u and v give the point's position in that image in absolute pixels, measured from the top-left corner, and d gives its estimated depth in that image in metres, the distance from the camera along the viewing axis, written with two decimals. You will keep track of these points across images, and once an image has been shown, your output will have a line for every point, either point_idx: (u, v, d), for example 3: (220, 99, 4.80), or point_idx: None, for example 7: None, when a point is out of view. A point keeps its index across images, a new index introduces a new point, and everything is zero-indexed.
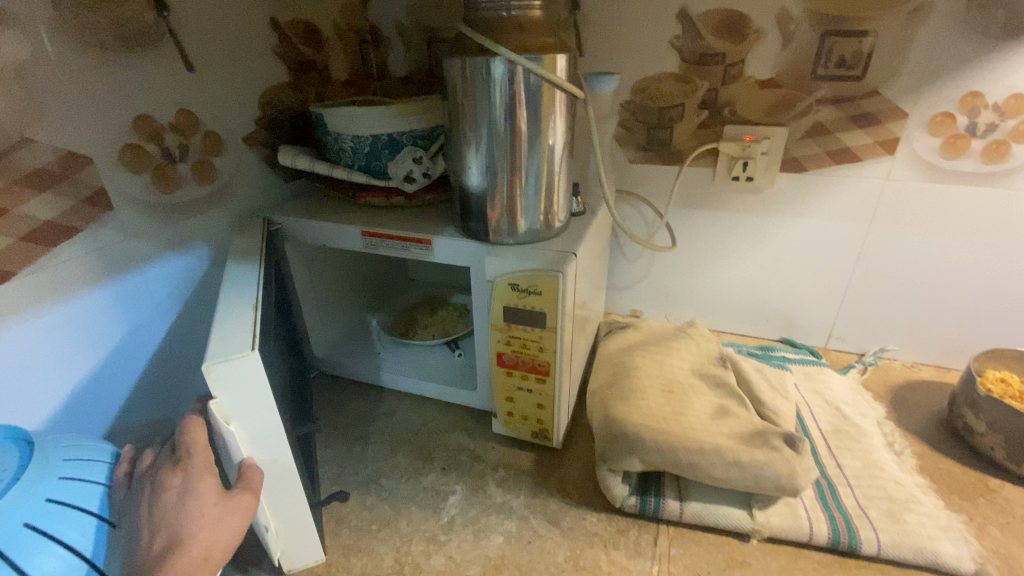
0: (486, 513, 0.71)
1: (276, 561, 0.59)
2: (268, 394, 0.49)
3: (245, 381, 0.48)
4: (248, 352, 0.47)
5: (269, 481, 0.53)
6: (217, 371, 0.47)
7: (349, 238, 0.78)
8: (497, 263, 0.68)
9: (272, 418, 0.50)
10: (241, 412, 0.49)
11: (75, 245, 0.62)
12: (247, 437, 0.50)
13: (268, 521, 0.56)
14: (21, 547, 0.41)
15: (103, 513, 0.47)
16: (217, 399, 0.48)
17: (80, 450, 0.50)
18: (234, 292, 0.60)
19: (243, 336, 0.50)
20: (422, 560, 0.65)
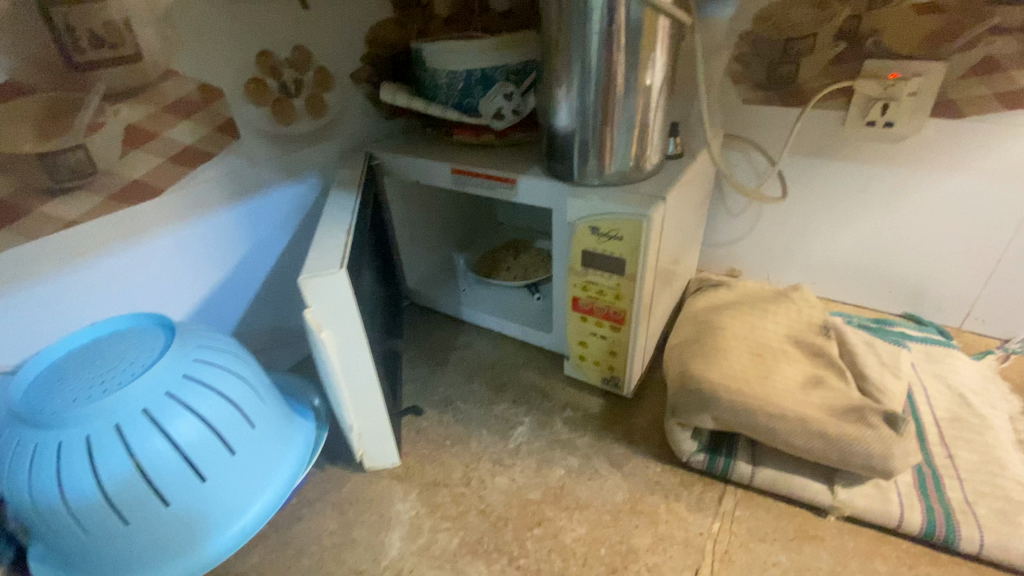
0: (552, 446, 0.73)
1: (359, 458, 0.68)
2: (354, 309, 0.54)
3: (336, 296, 0.53)
4: (336, 270, 0.52)
5: (352, 387, 0.60)
6: (311, 285, 0.52)
7: (440, 176, 0.81)
8: (579, 204, 0.67)
9: (356, 330, 0.56)
10: (332, 322, 0.55)
11: (210, 169, 0.71)
12: (335, 346, 0.56)
13: (353, 423, 0.63)
14: (162, 410, 0.50)
15: (219, 391, 0.54)
16: (309, 311, 0.53)
17: (212, 339, 0.59)
18: (328, 218, 0.65)
19: (335, 254, 0.55)
20: (487, 477, 0.69)
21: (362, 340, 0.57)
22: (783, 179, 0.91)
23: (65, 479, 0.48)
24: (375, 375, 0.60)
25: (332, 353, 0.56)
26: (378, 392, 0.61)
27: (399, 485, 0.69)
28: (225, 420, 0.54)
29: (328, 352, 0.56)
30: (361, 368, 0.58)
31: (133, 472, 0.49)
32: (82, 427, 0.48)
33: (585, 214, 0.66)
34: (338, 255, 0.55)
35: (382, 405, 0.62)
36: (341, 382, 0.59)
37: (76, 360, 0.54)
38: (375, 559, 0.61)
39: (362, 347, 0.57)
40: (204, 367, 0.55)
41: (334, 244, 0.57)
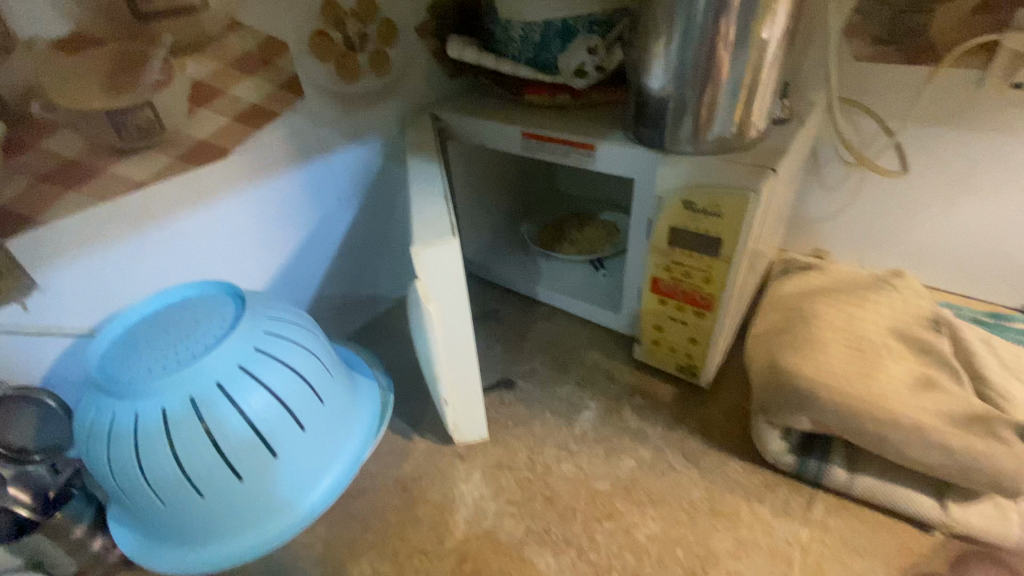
0: (621, 435, 0.69)
1: (449, 430, 0.67)
2: (461, 280, 0.54)
3: (445, 266, 0.53)
4: (450, 239, 0.52)
5: (451, 357, 0.60)
6: (424, 255, 0.52)
7: (510, 140, 0.74)
8: (671, 173, 0.60)
9: (461, 302, 0.56)
10: (438, 293, 0.55)
11: (276, 131, 0.68)
12: (440, 317, 0.56)
13: (447, 394, 0.63)
14: (235, 384, 0.50)
15: (289, 366, 0.53)
16: (420, 282, 0.54)
17: (282, 311, 0.58)
18: (419, 185, 0.63)
19: (441, 223, 0.55)
20: (553, 463, 0.66)
21: (466, 312, 0.56)
22: (899, 151, 0.80)
23: (142, 448, 0.48)
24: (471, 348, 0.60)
25: (435, 323, 0.56)
26: (472, 364, 0.61)
27: (462, 465, 0.67)
28: (295, 397, 0.53)
29: (433, 323, 0.56)
30: (461, 340, 0.59)
31: (206, 445, 0.49)
32: (159, 398, 0.48)
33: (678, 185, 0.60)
34: (449, 225, 0.54)
35: (477, 377, 0.62)
36: (441, 353, 0.59)
37: (148, 327, 0.53)
38: (439, 540, 0.60)
39: (464, 319, 0.57)
40: (274, 341, 0.53)
41: (439, 213, 0.56)
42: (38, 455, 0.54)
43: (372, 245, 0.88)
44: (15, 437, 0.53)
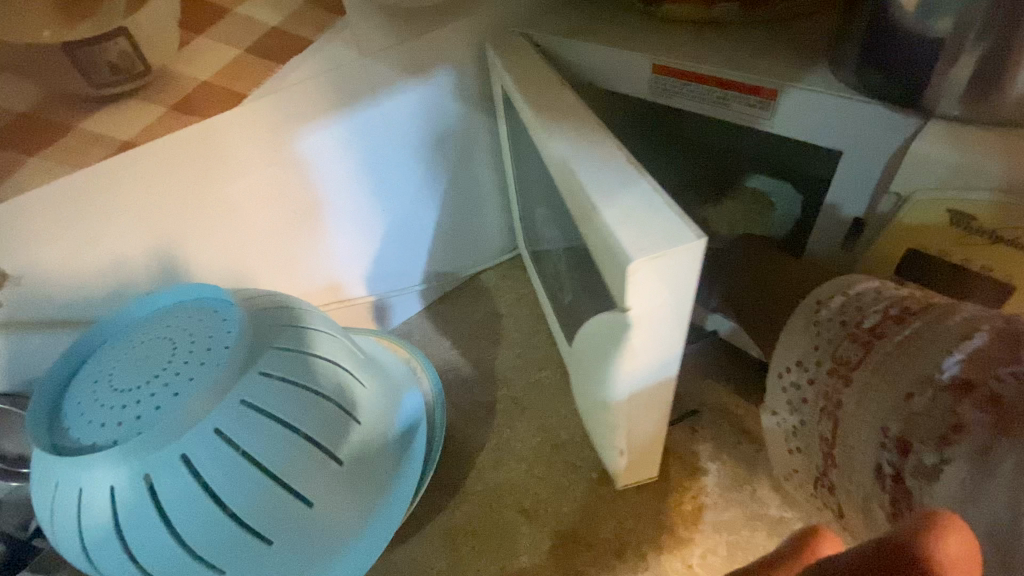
0: (750, 523, 0.49)
1: (614, 476, 0.50)
2: (687, 298, 0.35)
3: (672, 282, 0.33)
4: (693, 239, 0.31)
5: (645, 397, 0.42)
6: (645, 269, 0.32)
7: (632, 78, 0.47)
8: (947, 169, 0.35)
9: (679, 327, 0.37)
10: (652, 319, 0.35)
11: (305, 66, 0.49)
12: (643, 350, 0.37)
13: (620, 441, 0.46)
14: (206, 456, 0.35)
15: (290, 425, 0.38)
16: (629, 310, 0.34)
17: (295, 334, 0.41)
18: (569, 143, 0.39)
19: (653, 209, 0.33)
20: (650, 551, 0.49)
21: (680, 341, 0.38)
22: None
23: (86, 532, 0.35)
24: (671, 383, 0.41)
25: (633, 360, 0.38)
26: (667, 402, 0.43)
27: (528, 528, 0.52)
28: (296, 468, 0.38)
29: (634, 360, 0.38)
30: (659, 377, 0.40)
31: (167, 531, 0.35)
32: (102, 472, 0.34)
33: (954, 186, 0.35)
34: (672, 213, 0.33)
35: (663, 425, 0.44)
36: (627, 396, 0.41)
37: (115, 348, 0.39)
38: None
39: (675, 348, 0.38)
40: (269, 388, 0.37)
41: (642, 187, 0.34)
42: None
43: (439, 214, 0.68)
44: None
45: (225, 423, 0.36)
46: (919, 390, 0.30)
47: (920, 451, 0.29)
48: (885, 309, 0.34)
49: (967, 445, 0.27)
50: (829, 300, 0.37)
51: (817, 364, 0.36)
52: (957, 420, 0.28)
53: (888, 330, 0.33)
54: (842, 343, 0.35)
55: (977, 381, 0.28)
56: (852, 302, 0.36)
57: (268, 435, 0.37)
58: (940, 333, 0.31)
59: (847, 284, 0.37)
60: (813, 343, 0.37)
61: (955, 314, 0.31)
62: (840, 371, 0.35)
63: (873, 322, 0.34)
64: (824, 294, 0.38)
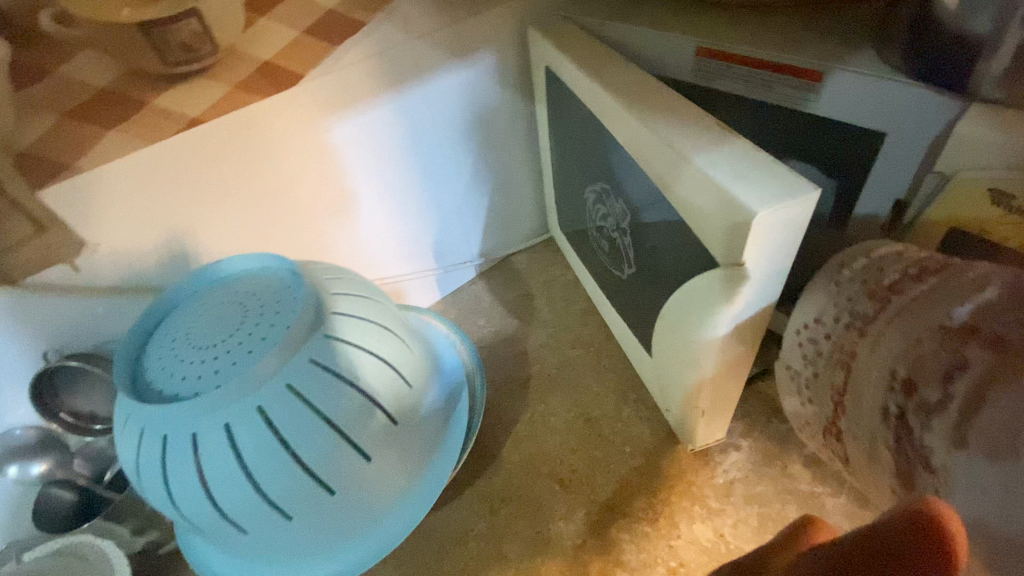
0: (782, 498, 0.51)
1: (686, 431, 0.53)
2: (793, 251, 0.37)
3: (784, 235, 0.35)
4: (812, 191, 0.33)
5: (733, 350, 0.44)
6: (767, 222, 0.34)
7: (675, 63, 0.48)
8: (985, 148, 0.36)
9: (778, 280, 0.39)
10: (760, 272, 0.37)
11: (359, 48, 0.51)
12: (744, 302, 0.39)
13: (700, 393, 0.49)
14: (281, 408, 0.38)
15: (353, 383, 0.41)
16: (745, 261, 0.36)
17: (352, 301, 0.44)
18: (649, 118, 0.41)
19: (764, 166, 0.35)
20: (683, 521, 0.51)
21: (776, 294, 0.40)
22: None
23: (172, 477, 0.38)
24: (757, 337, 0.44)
25: (734, 313, 0.40)
26: (751, 356, 0.46)
27: (563, 497, 0.54)
28: (359, 423, 0.41)
29: (734, 312, 0.40)
30: (750, 330, 0.43)
31: (245, 477, 0.39)
32: (189, 421, 0.37)
33: (992, 164, 0.37)
34: (783, 170, 0.35)
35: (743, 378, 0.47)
36: (720, 347, 0.43)
37: (191, 312, 0.42)
38: None
39: (769, 300, 0.40)
40: (334, 350, 0.40)
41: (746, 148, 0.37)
42: (99, 425, 0.52)
43: (477, 196, 0.70)
44: (82, 405, 0.51)
45: (297, 379, 0.39)
46: (929, 334, 0.33)
47: (924, 392, 0.32)
48: (905, 269, 0.37)
49: (965, 379, 0.30)
50: (851, 260, 0.41)
51: (835, 320, 0.40)
52: (963, 361, 0.31)
53: (906, 286, 0.36)
54: (863, 300, 0.38)
55: (982, 327, 0.31)
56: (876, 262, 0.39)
57: (334, 393, 0.40)
58: (953, 288, 0.34)
59: (868, 249, 0.41)
60: (835, 300, 0.40)
61: (970, 270, 0.34)
62: (856, 323, 0.38)
63: (894, 279, 0.37)
64: (847, 257, 0.41)
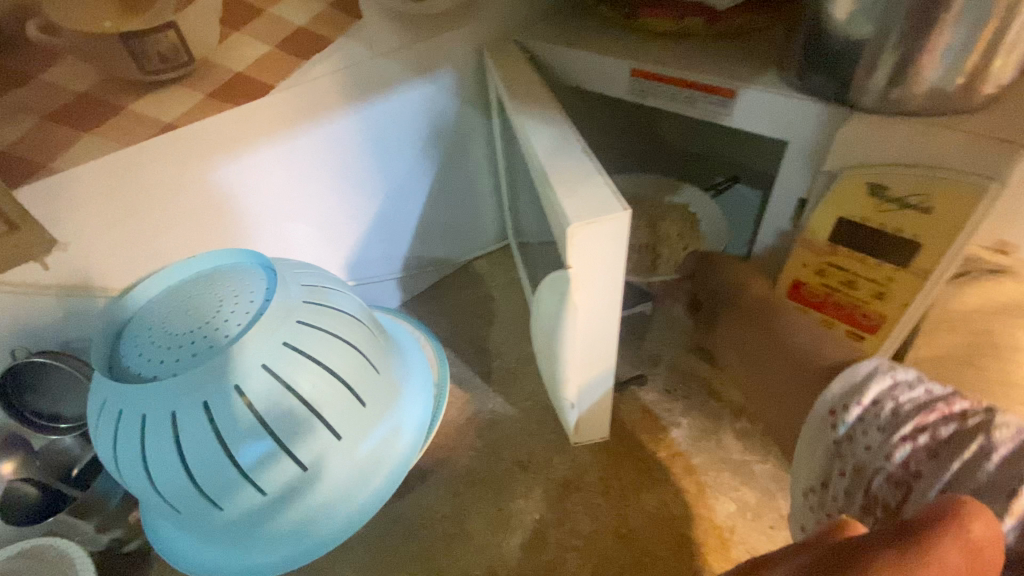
0: (719, 468, 0.56)
1: (569, 430, 0.57)
2: (621, 262, 0.41)
3: (608, 247, 0.40)
4: (622, 211, 0.38)
5: (588, 354, 0.48)
6: (582, 234, 0.38)
7: (614, 82, 0.55)
8: (850, 148, 0.43)
9: (616, 289, 0.43)
10: (590, 281, 0.42)
11: (327, 61, 0.54)
12: (586, 307, 0.44)
13: (571, 395, 0.53)
14: (256, 387, 0.41)
15: (325, 364, 0.44)
16: (571, 268, 0.41)
17: (319, 292, 0.47)
18: (539, 133, 0.46)
19: (595, 186, 0.40)
20: (631, 492, 0.55)
21: (618, 303, 0.45)
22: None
23: (149, 457, 0.40)
24: (614, 343, 0.48)
25: (579, 318, 0.45)
26: (612, 360, 0.50)
27: (522, 477, 0.58)
28: (331, 399, 0.44)
29: (579, 317, 0.45)
30: (602, 335, 0.47)
31: (222, 456, 0.41)
32: (166, 401, 0.39)
33: (864, 163, 0.43)
34: (609, 190, 0.40)
35: (610, 380, 0.52)
36: (574, 350, 0.48)
37: (159, 305, 0.44)
38: (491, 566, 0.52)
39: (613, 309, 0.45)
40: (307, 333, 0.44)
41: (587, 171, 0.41)
42: (66, 423, 0.51)
43: (437, 201, 0.74)
44: (43, 405, 0.50)
45: (269, 361, 0.41)
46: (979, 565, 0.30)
47: None
48: (914, 438, 0.35)
49: None
50: (844, 414, 0.38)
51: (846, 492, 0.37)
52: None
53: (925, 468, 0.33)
54: (877, 475, 0.35)
55: None
56: (870, 419, 0.37)
57: (306, 373, 0.43)
58: (982, 486, 0.31)
59: (860, 398, 0.38)
60: (839, 468, 0.38)
61: (992, 456, 0.32)
62: (877, 512, 0.35)
63: (904, 453, 0.35)
64: (838, 404, 0.39)
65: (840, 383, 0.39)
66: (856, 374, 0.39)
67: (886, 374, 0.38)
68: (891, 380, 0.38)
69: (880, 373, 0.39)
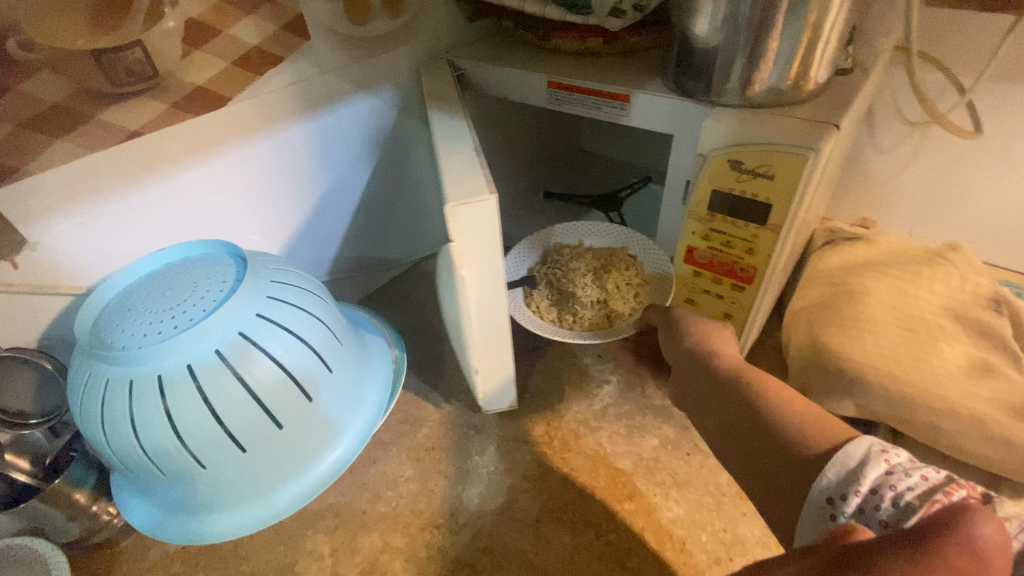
0: (644, 412, 0.65)
1: (478, 399, 0.64)
2: (499, 245, 0.48)
3: (480, 227, 0.47)
4: (486, 196, 0.45)
5: (485, 327, 0.55)
6: (458, 214, 0.45)
7: (532, 93, 0.65)
8: (714, 131, 0.54)
9: (496, 268, 0.50)
10: (471, 259, 0.49)
11: (281, 74, 0.61)
12: (472, 283, 0.51)
13: (477, 364, 0.60)
14: (235, 351, 0.46)
15: (296, 332, 0.50)
16: (454, 243, 0.47)
17: (285, 274, 0.53)
18: (448, 133, 0.55)
19: (474, 176, 0.47)
20: (571, 439, 0.64)
21: (501, 275, 0.51)
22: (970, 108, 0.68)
23: (137, 422, 0.44)
24: (506, 318, 0.55)
25: (467, 294, 0.52)
26: (506, 334, 0.57)
27: (476, 437, 0.65)
28: (303, 364, 0.50)
29: (468, 290, 0.51)
30: (491, 308, 0.54)
31: (206, 416, 0.45)
32: (153, 367, 0.44)
33: (724, 144, 0.54)
34: (483, 179, 0.47)
35: (507, 352, 0.59)
36: (473, 322, 0.55)
37: (138, 290, 0.49)
38: (452, 514, 0.58)
39: (498, 287, 0.52)
40: (277, 307, 0.49)
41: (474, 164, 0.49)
42: (34, 418, 0.53)
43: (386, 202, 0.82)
44: (10, 403, 0.52)
45: (246, 330, 0.47)
46: None
47: None
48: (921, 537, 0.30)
49: None
50: (843, 505, 0.33)
51: None
52: None
53: None
54: None
55: None
56: (871, 510, 0.32)
57: (277, 341, 0.48)
58: None
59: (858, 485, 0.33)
60: None
61: None
62: None
63: None
64: (835, 492, 0.34)
65: (834, 469, 0.35)
66: (849, 457, 0.35)
67: (880, 458, 0.34)
68: (886, 466, 0.33)
69: (874, 457, 0.34)
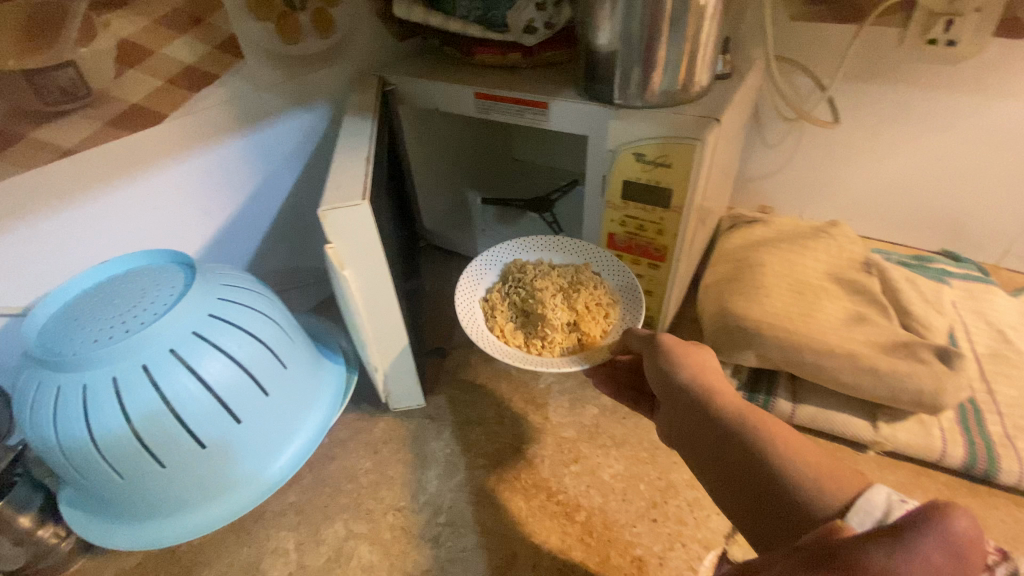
0: (584, 386, 0.72)
1: (383, 397, 0.67)
2: (378, 247, 0.52)
3: (355, 228, 0.50)
4: (359, 202, 0.48)
5: (379, 326, 0.59)
6: (331, 216, 0.49)
7: (461, 103, 0.71)
8: (621, 130, 0.63)
9: (381, 269, 0.54)
10: (353, 260, 0.52)
11: (218, 91, 0.63)
12: (356, 284, 0.54)
13: (375, 362, 0.63)
14: (189, 350, 0.48)
15: (248, 331, 0.52)
16: (331, 245, 0.51)
17: (235, 279, 0.55)
18: (350, 143, 0.59)
19: (354, 184, 0.51)
20: (520, 416, 0.69)
21: (387, 276, 0.55)
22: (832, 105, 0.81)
23: (93, 426, 0.45)
24: (397, 318, 0.59)
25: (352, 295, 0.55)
26: (402, 333, 0.60)
27: (431, 425, 0.69)
28: (257, 360, 0.52)
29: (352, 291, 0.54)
30: (379, 306, 0.57)
31: (164, 416, 0.47)
32: (107, 369, 0.46)
33: (631, 140, 0.62)
34: (359, 186, 0.51)
35: (403, 350, 0.62)
36: (365, 321, 0.58)
37: (88, 300, 0.51)
38: (412, 496, 0.61)
39: (386, 287, 0.55)
40: (229, 307, 0.52)
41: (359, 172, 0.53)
42: None
43: None
44: None
45: (199, 331, 0.49)
46: None
47: None
48: None
49: None
50: None
51: None
52: None
53: None
54: None
55: None
56: None
57: (229, 339, 0.50)
58: None
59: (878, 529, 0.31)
60: None
61: None
62: None
63: None
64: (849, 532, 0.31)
65: (858, 516, 0.32)
66: (873, 508, 0.32)
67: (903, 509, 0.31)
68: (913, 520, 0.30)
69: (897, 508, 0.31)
